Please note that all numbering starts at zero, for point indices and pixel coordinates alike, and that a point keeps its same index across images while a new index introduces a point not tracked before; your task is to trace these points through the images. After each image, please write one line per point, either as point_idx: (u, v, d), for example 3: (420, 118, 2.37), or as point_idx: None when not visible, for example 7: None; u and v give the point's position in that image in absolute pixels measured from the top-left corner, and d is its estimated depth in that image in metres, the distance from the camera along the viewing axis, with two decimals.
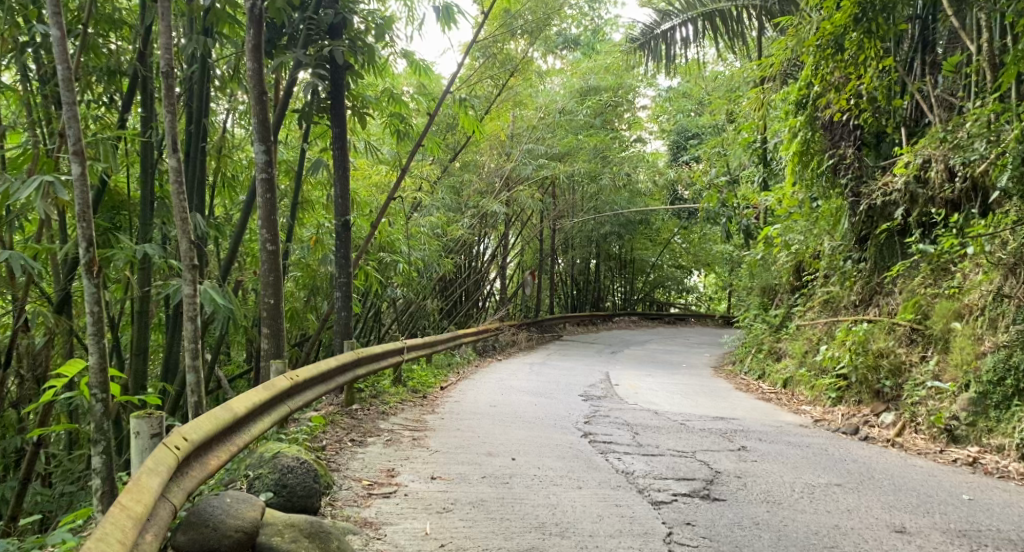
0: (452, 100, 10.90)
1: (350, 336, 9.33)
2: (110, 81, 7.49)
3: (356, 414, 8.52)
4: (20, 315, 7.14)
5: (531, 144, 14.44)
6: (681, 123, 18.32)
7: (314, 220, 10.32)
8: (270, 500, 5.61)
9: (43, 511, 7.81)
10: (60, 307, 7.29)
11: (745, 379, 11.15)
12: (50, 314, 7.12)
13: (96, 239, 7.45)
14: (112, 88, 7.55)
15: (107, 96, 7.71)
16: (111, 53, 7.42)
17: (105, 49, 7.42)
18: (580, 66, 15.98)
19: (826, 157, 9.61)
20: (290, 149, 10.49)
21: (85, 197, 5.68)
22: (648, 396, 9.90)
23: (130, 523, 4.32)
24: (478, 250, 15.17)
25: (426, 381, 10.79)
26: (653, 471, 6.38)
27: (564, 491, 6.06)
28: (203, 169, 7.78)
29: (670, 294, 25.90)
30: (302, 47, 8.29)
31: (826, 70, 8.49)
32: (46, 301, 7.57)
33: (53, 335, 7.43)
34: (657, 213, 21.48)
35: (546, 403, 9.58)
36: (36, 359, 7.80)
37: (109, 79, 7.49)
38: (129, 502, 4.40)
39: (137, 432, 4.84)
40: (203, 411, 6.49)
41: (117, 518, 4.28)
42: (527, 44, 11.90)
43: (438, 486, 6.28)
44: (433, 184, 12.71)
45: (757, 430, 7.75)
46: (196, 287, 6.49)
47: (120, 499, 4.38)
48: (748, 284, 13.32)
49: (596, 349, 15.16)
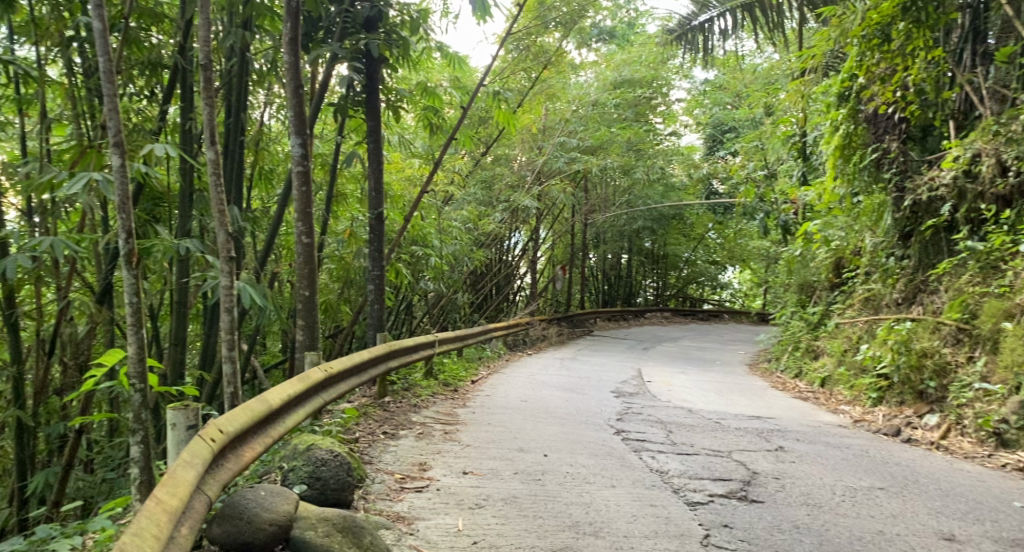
0: (486, 92, 10.76)
1: (382, 329, 9.25)
2: (152, 74, 7.47)
3: (388, 406, 8.45)
4: (62, 304, 7.15)
5: (563, 138, 14.29)
6: (717, 116, 18.04)
7: (348, 213, 10.29)
8: (303, 493, 5.54)
9: (86, 497, 7.86)
10: (102, 298, 7.26)
11: (781, 378, 10.96)
12: (91, 304, 7.10)
13: (136, 231, 7.40)
14: (154, 81, 7.55)
15: (150, 89, 7.70)
16: (154, 47, 7.41)
17: (147, 42, 7.41)
18: (614, 59, 15.76)
19: (869, 151, 9.42)
20: (325, 142, 10.42)
21: (125, 189, 5.70)
22: (682, 394, 9.76)
23: (166, 518, 4.25)
24: (509, 244, 15.06)
25: (456, 375, 10.71)
26: (688, 471, 6.24)
27: (599, 489, 5.94)
28: (242, 164, 7.74)
29: (704, 289, 25.67)
30: (339, 41, 8.17)
31: (871, 60, 8.53)
32: (89, 290, 7.60)
33: (94, 324, 7.44)
34: (691, 208, 21.24)
35: (578, 399, 9.46)
36: (80, 347, 7.74)
37: (151, 72, 7.47)
38: (165, 496, 4.34)
39: (173, 423, 4.84)
40: (238, 402, 6.47)
41: (153, 512, 4.21)
42: (562, 37, 11.76)
43: (471, 481, 6.18)
44: (465, 178, 12.60)
45: (795, 430, 7.59)
46: (233, 280, 6.50)
47: (156, 493, 4.31)
48: (785, 280, 13.10)
49: (628, 345, 15.01)
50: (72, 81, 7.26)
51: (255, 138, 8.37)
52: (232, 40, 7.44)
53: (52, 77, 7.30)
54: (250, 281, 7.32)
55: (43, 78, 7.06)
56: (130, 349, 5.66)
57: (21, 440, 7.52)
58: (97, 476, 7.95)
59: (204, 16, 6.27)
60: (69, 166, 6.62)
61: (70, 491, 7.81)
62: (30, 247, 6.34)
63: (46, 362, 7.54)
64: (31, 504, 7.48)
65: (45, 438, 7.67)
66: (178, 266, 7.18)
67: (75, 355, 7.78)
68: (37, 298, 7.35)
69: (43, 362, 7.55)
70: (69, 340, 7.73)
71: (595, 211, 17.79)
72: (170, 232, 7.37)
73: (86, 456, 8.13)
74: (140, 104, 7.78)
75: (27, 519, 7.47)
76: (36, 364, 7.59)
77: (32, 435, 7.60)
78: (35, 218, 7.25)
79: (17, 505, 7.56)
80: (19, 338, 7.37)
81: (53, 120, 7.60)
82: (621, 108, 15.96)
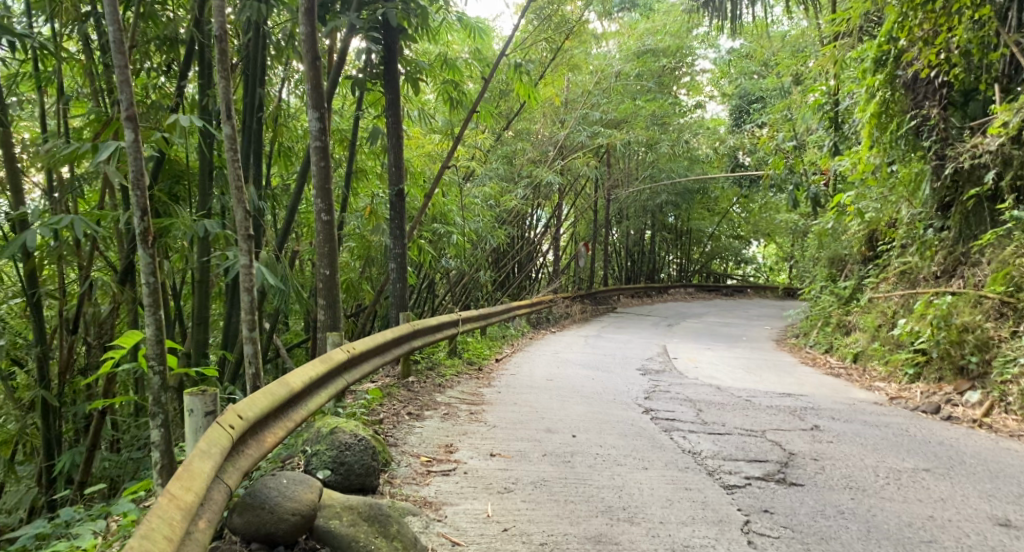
0: (507, 65, 10.53)
1: (405, 308, 9.11)
2: (169, 49, 7.34)
3: (412, 386, 8.32)
4: (85, 284, 7.06)
5: (585, 111, 14.09)
6: (743, 86, 17.69)
7: (368, 190, 10.18)
8: (327, 479, 5.41)
9: (111, 477, 7.74)
10: (125, 276, 7.14)
11: (812, 353, 10.77)
12: (113, 285, 6.98)
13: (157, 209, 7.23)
14: (171, 57, 7.41)
15: (168, 65, 7.56)
16: (170, 21, 7.25)
17: (163, 17, 7.24)
18: (637, 28, 15.17)
19: (908, 118, 9.10)
20: (345, 117, 10.23)
21: (139, 166, 5.63)
22: (710, 371, 9.59)
23: (179, 516, 4.13)
24: (531, 222, 14.89)
25: (480, 353, 10.59)
26: (722, 452, 6.05)
27: (630, 472, 5.77)
28: (259, 140, 7.60)
29: (727, 265, 25.47)
30: (356, 12, 8.04)
31: (914, 20, 8.28)
32: (112, 270, 7.50)
33: (117, 304, 7.32)
34: (715, 182, 20.94)
35: (604, 377, 9.31)
36: (103, 327, 7.60)
37: (167, 47, 7.33)
38: (178, 491, 4.21)
39: (191, 410, 4.72)
40: (260, 382, 6.36)
41: (165, 510, 4.08)
42: (585, 6, 11.54)
43: (499, 464, 6.03)
44: (486, 153, 12.41)
45: (828, 407, 7.38)
46: (252, 258, 6.42)
47: (170, 489, 4.18)
48: (814, 254, 12.83)
49: (653, 322, 14.82)
50: (89, 58, 7.13)
51: (274, 115, 8.28)
52: (248, 13, 7.26)
53: (70, 55, 7.19)
54: (269, 260, 7.23)
55: (59, 54, 6.94)
56: (148, 331, 5.61)
57: (47, 420, 7.44)
58: (122, 455, 7.83)
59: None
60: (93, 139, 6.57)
61: (96, 471, 7.70)
62: (52, 224, 6.29)
63: (70, 342, 7.44)
64: (58, 485, 7.38)
65: (70, 418, 7.56)
66: (199, 245, 7.06)
67: (99, 335, 7.66)
68: (60, 278, 7.28)
69: (67, 341, 7.46)
70: (93, 320, 7.63)
71: (618, 186, 17.55)
72: (191, 212, 7.24)
73: (111, 436, 8.03)
74: (158, 80, 7.66)
75: (53, 500, 7.39)
76: (60, 343, 7.51)
77: (57, 415, 7.52)
78: (55, 197, 7.16)
79: (44, 486, 7.47)
80: (42, 318, 7.28)
81: (72, 98, 7.51)
82: (644, 79, 15.65)
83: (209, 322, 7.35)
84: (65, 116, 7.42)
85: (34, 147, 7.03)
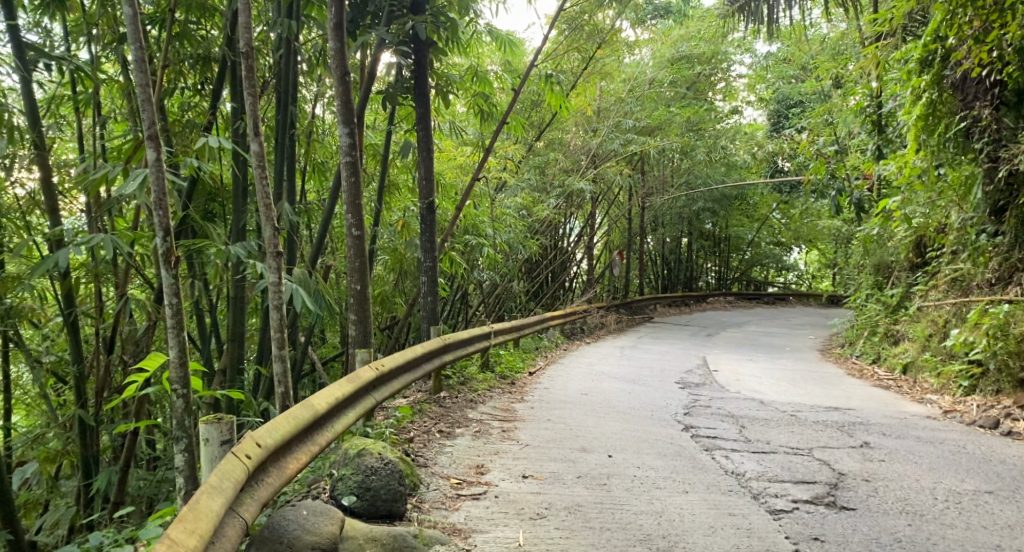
0: (538, 75, 10.35)
1: (437, 323, 8.89)
2: (203, 68, 7.17)
3: (444, 402, 8.10)
4: (121, 303, 6.81)
5: (619, 120, 13.82)
6: (781, 90, 17.23)
7: (401, 204, 10.04)
8: (352, 505, 5.21)
9: (147, 497, 7.45)
10: (158, 297, 6.91)
11: (858, 364, 10.40)
12: (147, 305, 6.79)
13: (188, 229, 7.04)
14: (205, 75, 7.23)
15: (202, 83, 7.40)
16: (203, 41, 7.08)
17: (197, 36, 7.08)
18: (670, 35, 14.85)
19: (958, 119, 8.63)
20: (377, 133, 10.06)
21: (162, 186, 5.49)
22: (752, 383, 9.27)
23: None
24: (565, 231, 14.64)
25: (513, 367, 10.34)
26: (767, 473, 5.74)
27: (669, 496, 5.49)
28: (292, 157, 7.40)
29: (767, 272, 25.06)
30: (385, 26, 7.91)
31: (963, 17, 7.90)
32: (149, 288, 7.30)
33: (153, 322, 7.07)
34: (755, 188, 20.52)
35: (642, 391, 9.02)
36: (140, 344, 7.29)
37: (200, 65, 7.17)
38: (181, 536, 4.05)
39: (207, 439, 4.54)
40: (289, 403, 6.18)
41: None
42: (617, 16, 11.33)
43: (532, 487, 5.78)
44: (518, 164, 12.20)
45: (879, 422, 7.04)
46: (281, 276, 6.23)
47: (172, 533, 4.04)
48: (858, 262, 12.40)
49: (691, 332, 14.47)
50: (125, 78, 6.95)
51: (307, 131, 8.15)
52: (278, 30, 7.11)
53: (106, 76, 7.03)
54: (301, 278, 7.05)
55: (95, 75, 6.77)
56: (172, 354, 5.45)
57: (84, 439, 7.19)
58: (157, 475, 7.53)
59: (244, 3, 6.06)
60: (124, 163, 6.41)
61: (132, 492, 7.43)
62: (84, 243, 6.06)
63: (106, 362, 7.16)
64: (96, 504, 7.18)
65: (108, 437, 7.31)
66: (232, 265, 6.90)
67: (137, 352, 7.33)
68: (96, 297, 7.07)
69: (104, 361, 7.15)
70: (129, 338, 7.35)
71: (652, 193, 17.24)
72: (222, 232, 7.06)
73: (149, 454, 7.74)
74: (193, 98, 7.50)
75: (90, 520, 7.18)
76: (95, 362, 7.25)
77: (96, 433, 7.28)
78: (90, 214, 6.94)
79: (82, 504, 7.28)
80: (79, 338, 7.06)
81: (109, 118, 7.34)
82: (678, 86, 15.36)
83: (245, 338, 7.16)
84: (101, 136, 7.25)
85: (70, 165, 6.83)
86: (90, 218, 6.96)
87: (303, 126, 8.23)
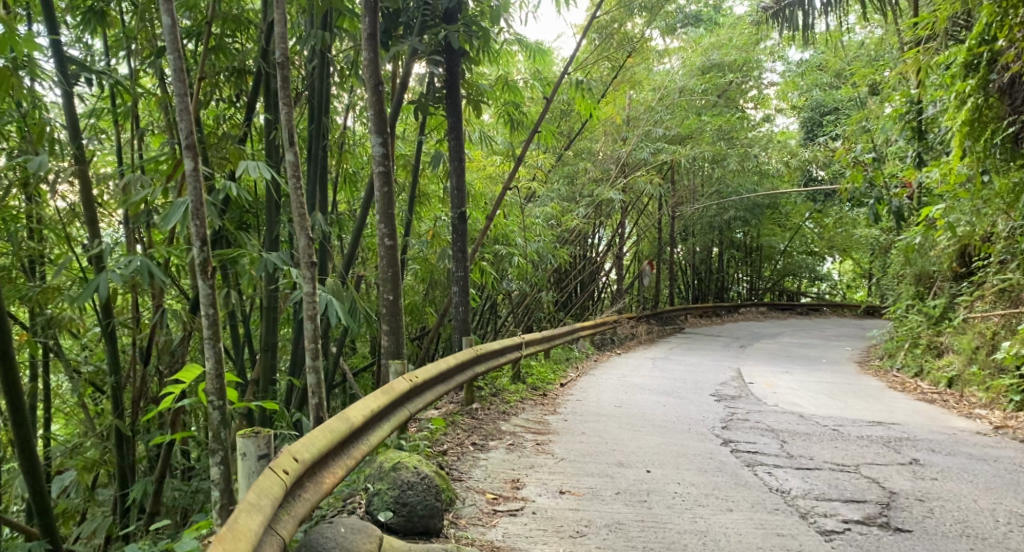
0: (569, 83, 10.23)
1: (469, 334, 8.75)
2: (238, 80, 7.10)
3: (476, 413, 7.94)
4: (158, 314, 6.73)
5: (649, 128, 13.66)
6: (816, 97, 16.97)
7: (431, 214, 9.93)
8: (389, 521, 5.11)
9: (182, 507, 7.27)
10: (195, 307, 6.83)
11: (900, 377, 10.15)
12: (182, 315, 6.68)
13: (224, 240, 6.97)
14: (240, 87, 7.17)
15: (236, 96, 7.29)
16: (238, 53, 6.99)
17: (232, 49, 7.00)
18: (701, 43, 14.64)
19: (1005, 125, 8.14)
20: (407, 143, 9.94)
21: (199, 196, 5.45)
22: (789, 396, 9.06)
23: None
24: (594, 241, 14.47)
25: (545, 378, 10.17)
26: (814, 490, 5.55)
27: (713, 514, 5.30)
28: (325, 167, 7.34)
29: (800, 282, 24.74)
30: (418, 36, 7.83)
31: (1014, 18, 7.62)
32: (184, 299, 7.21)
33: (189, 332, 6.96)
34: (787, 197, 20.26)
35: (677, 403, 8.83)
36: (175, 355, 7.20)
37: (235, 78, 7.08)
38: None
39: (245, 453, 4.44)
40: (322, 415, 6.06)
41: None
42: (647, 24, 11.27)
43: (570, 503, 5.63)
44: (547, 173, 12.08)
45: (927, 438, 6.82)
46: (315, 286, 6.14)
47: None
48: (897, 272, 12.14)
49: (723, 343, 14.25)
50: (163, 91, 6.85)
51: (339, 141, 8.07)
52: (313, 42, 7.06)
53: (144, 90, 6.94)
54: (334, 290, 7.01)
55: (134, 88, 6.68)
56: (208, 365, 5.38)
57: (121, 449, 7.09)
58: (192, 485, 7.34)
59: (279, 12, 5.97)
60: (165, 182, 6.32)
61: (167, 502, 7.27)
62: (123, 266, 6.16)
63: (142, 372, 7.02)
64: (132, 515, 7.03)
65: (144, 446, 7.18)
66: (265, 275, 6.82)
67: (172, 363, 7.28)
68: (134, 308, 6.96)
69: (141, 371, 7.02)
70: (164, 348, 7.24)
71: (683, 203, 17.05)
72: (256, 243, 6.99)
73: (184, 464, 7.61)
74: (228, 111, 7.41)
75: (126, 531, 7.08)
76: (132, 372, 7.13)
77: (132, 443, 7.19)
78: (128, 225, 6.81)
79: (118, 515, 7.17)
80: (116, 348, 6.94)
81: (147, 131, 7.23)
82: (709, 94, 15.10)
83: (278, 348, 7.07)
84: (139, 149, 7.15)
85: (110, 177, 6.73)
86: (128, 230, 6.84)
87: (334, 137, 8.15)
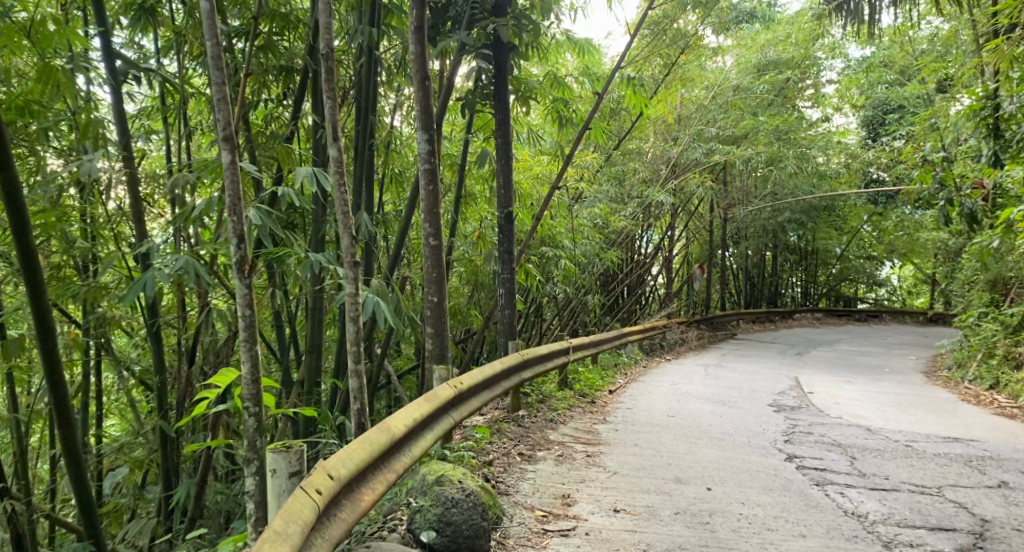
0: (621, 78, 9.77)
1: (515, 338, 8.37)
2: (284, 79, 6.72)
3: (523, 420, 7.56)
4: (204, 313, 6.42)
5: (702, 127, 13.17)
6: (878, 95, 16.32)
7: (477, 214, 9.55)
8: (433, 541, 4.76)
9: (223, 512, 6.98)
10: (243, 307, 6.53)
11: (972, 388, 9.62)
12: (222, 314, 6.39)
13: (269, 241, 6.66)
14: (287, 85, 6.83)
15: (284, 94, 6.96)
16: (285, 51, 6.65)
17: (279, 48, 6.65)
18: (756, 39, 14.13)
19: None
20: (452, 142, 9.58)
21: (237, 189, 5.15)
22: (854, 408, 8.57)
23: None
24: (642, 243, 14.00)
25: (593, 384, 9.74)
26: (895, 515, 5.27)
27: (784, 539, 5.01)
28: (371, 165, 6.98)
29: (858, 285, 23.98)
30: (466, 30, 7.48)
31: None
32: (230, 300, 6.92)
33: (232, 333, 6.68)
34: (845, 199, 19.61)
35: (735, 413, 8.36)
36: (221, 354, 7.00)
37: (283, 76, 6.70)
38: None
39: (274, 469, 4.22)
40: (363, 422, 5.72)
41: None
42: (701, 20, 10.76)
43: (626, 523, 5.24)
44: (595, 173, 11.64)
45: (1011, 458, 6.35)
46: (359, 288, 5.80)
47: None
48: (968, 278, 11.53)
49: (778, 349, 13.69)
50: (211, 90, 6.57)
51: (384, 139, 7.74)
52: (360, 38, 6.73)
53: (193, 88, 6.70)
54: (379, 291, 6.67)
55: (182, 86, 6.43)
56: (244, 367, 5.06)
57: (164, 448, 6.80)
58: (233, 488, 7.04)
59: (324, 2, 5.64)
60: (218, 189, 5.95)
61: (209, 506, 6.99)
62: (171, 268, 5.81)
63: (186, 373, 6.72)
64: (173, 518, 6.75)
65: (187, 447, 6.90)
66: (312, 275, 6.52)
67: (218, 363, 7.05)
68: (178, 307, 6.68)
69: (185, 374, 6.71)
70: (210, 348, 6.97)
71: (735, 205, 16.49)
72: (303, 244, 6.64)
73: (225, 467, 7.30)
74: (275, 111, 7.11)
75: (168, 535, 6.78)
76: (176, 373, 6.85)
77: (174, 445, 6.92)
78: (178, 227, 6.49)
79: (163, 516, 6.89)
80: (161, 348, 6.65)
81: (197, 131, 7.01)
82: (765, 93, 14.51)
83: (323, 349, 6.70)
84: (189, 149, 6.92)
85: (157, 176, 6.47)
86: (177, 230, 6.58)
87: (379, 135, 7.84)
